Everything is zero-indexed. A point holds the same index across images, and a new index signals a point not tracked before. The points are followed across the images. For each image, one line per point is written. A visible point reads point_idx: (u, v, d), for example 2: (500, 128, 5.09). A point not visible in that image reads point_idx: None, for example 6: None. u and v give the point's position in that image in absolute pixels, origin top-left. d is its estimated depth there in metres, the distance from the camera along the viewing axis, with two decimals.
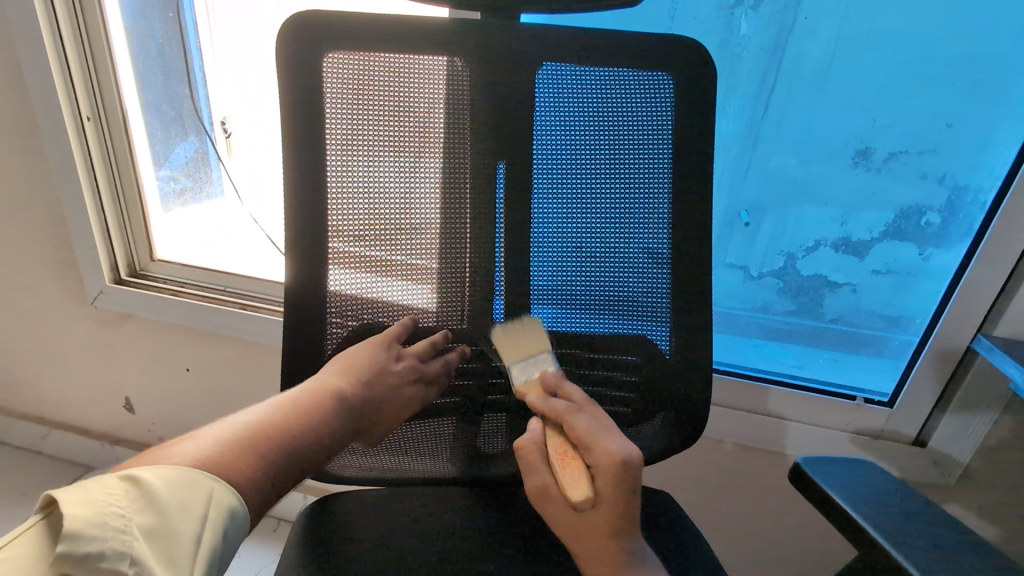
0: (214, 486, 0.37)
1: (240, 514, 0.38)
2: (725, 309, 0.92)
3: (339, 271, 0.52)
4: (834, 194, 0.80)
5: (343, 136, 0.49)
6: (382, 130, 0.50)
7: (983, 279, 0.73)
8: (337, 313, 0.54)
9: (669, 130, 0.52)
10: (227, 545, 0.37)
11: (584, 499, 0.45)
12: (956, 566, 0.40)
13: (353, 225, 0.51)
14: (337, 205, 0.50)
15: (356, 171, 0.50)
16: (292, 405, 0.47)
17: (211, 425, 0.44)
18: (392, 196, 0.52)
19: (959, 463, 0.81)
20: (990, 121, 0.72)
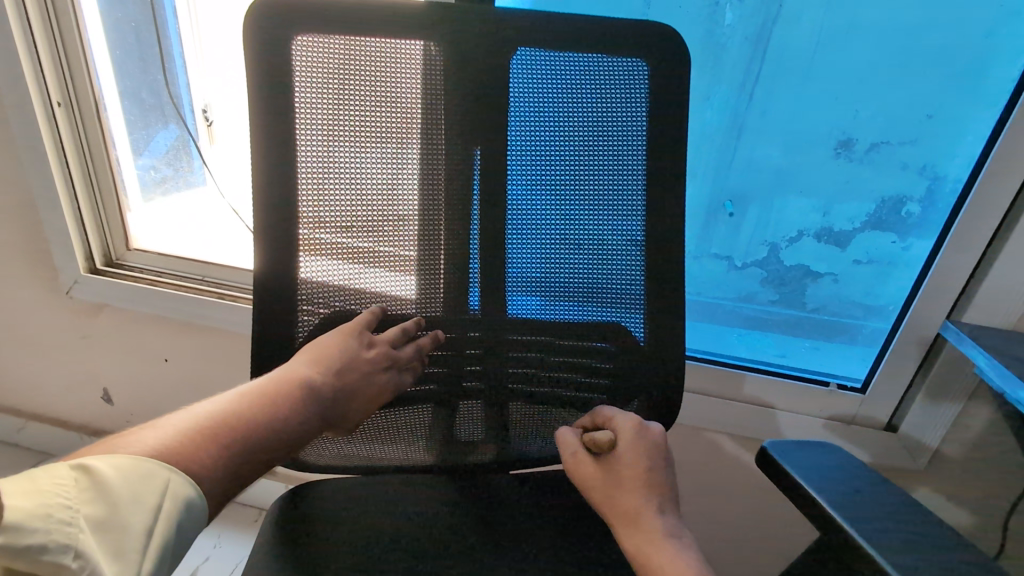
0: (172, 476, 0.37)
1: (198, 503, 0.38)
2: (705, 298, 0.93)
3: (311, 259, 0.51)
4: (816, 185, 0.81)
5: (317, 122, 0.49)
6: (358, 117, 0.49)
7: (953, 269, 0.74)
8: (309, 301, 0.53)
9: (645, 117, 0.52)
10: (183, 536, 0.37)
11: (605, 442, 0.51)
12: (916, 544, 0.41)
13: (325, 212, 0.50)
14: (312, 193, 0.50)
15: (331, 158, 0.50)
16: (259, 393, 0.47)
17: (172, 413, 0.44)
18: (369, 183, 0.51)
19: (930, 447, 0.83)
20: (970, 112, 0.72)
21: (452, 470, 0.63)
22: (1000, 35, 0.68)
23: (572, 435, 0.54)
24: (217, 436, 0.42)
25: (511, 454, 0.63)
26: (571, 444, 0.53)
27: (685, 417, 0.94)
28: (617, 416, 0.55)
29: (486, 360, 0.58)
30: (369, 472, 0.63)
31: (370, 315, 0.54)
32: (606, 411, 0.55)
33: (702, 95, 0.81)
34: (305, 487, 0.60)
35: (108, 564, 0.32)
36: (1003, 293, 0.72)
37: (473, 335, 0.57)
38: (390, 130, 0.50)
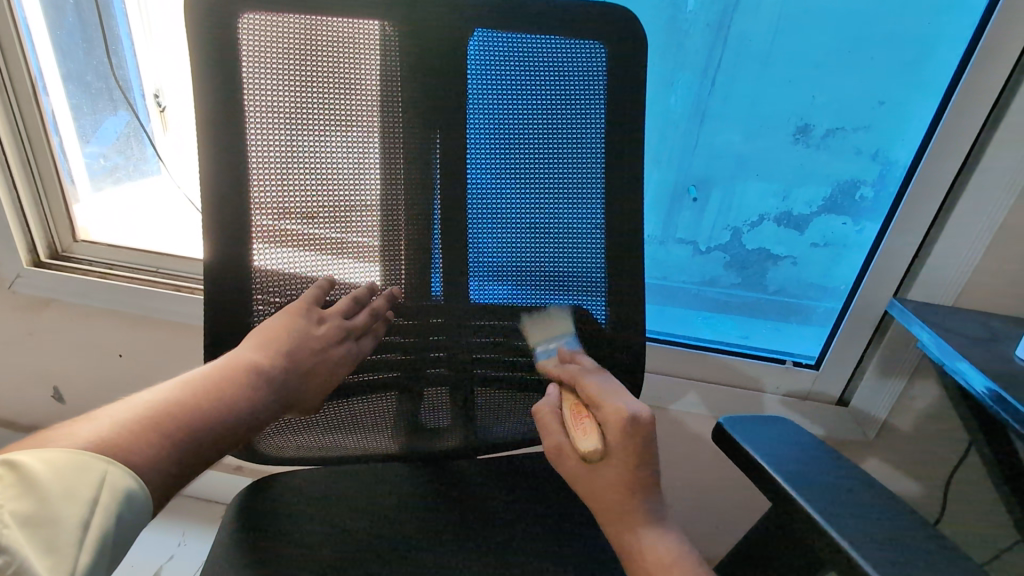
0: (115, 470, 0.36)
1: (145, 499, 0.37)
2: (668, 282, 0.94)
3: (265, 247, 0.50)
4: (776, 170, 0.83)
5: (267, 104, 0.47)
6: (312, 99, 0.48)
7: (898, 249, 0.77)
8: (264, 290, 0.51)
9: (603, 102, 0.52)
10: (128, 532, 0.36)
11: (593, 450, 0.47)
12: (859, 510, 0.43)
13: (278, 199, 0.49)
14: (266, 178, 0.48)
15: (285, 142, 0.48)
16: (205, 385, 0.45)
17: (107, 406, 0.42)
18: (326, 169, 0.50)
19: (879, 420, 0.86)
20: (917, 99, 0.75)
21: (417, 458, 0.63)
22: (943, 24, 0.71)
23: (553, 418, 0.53)
24: (158, 426, 0.40)
25: (477, 440, 0.63)
26: (554, 432, 0.52)
27: (648, 398, 0.96)
28: (599, 376, 0.54)
29: (449, 346, 0.58)
30: (331, 460, 0.62)
31: (315, 290, 0.53)
32: (592, 382, 0.52)
33: (667, 82, 0.81)
34: (263, 482, 0.59)
35: (39, 560, 0.31)
36: (943, 271, 0.76)
37: (434, 321, 0.57)
38: (346, 113, 0.49)
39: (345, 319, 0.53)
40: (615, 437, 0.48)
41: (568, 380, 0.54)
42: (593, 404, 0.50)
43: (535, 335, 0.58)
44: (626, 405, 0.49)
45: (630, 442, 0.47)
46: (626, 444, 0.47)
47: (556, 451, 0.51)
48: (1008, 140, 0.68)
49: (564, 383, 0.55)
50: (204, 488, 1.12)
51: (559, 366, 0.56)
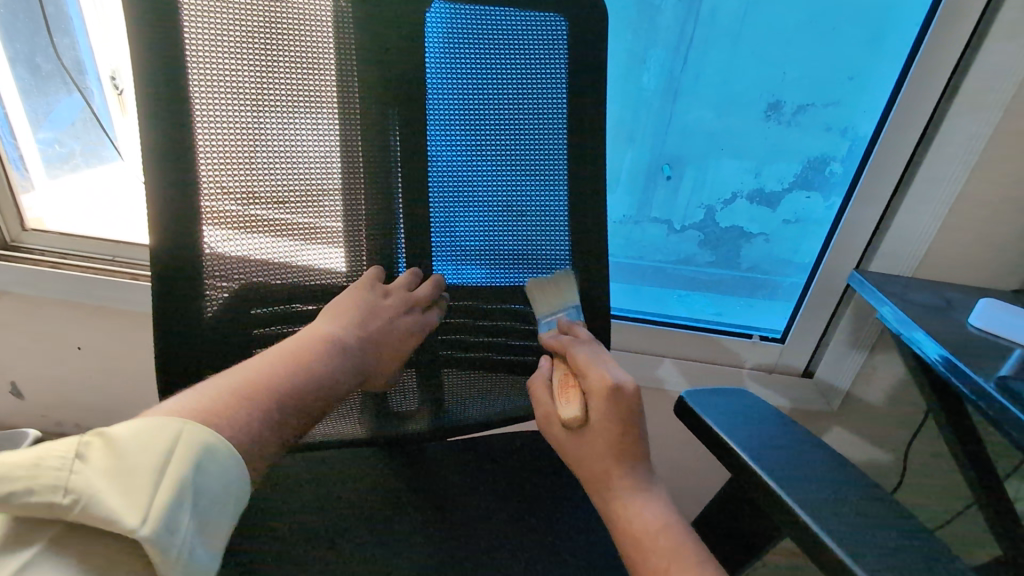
0: (209, 433, 0.35)
1: (239, 470, 0.36)
2: (641, 262, 0.95)
3: (218, 231, 0.47)
4: (748, 148, 0.83)
5: (214, 77, 0.44)
6: (263, 73, 0.45)
7: (859, 222, 0.79)
8: (218, 275, 0.49)
9: (566, 78, 0.51)
10: (223, 498, 0.34)
11: (573, 417, 0.48)
12: (816, 478, 0.44)
13: (229, 180, 0.46)
14: (215, 157, 0.46)
15: (232, 120, 0.45)
16: (295, 360, 0.45)
17: (216, 378, 0.41)
18: (279, 148, 0.47)
19: (841, 390, 0.89)
20: (883, 73, 0.75)
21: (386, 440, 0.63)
22: None
23: (543, 385, 0.54)
24: (255, 395, 0.41)
25: (447, 422, 0.63)
26: (544, 401, 0.53)
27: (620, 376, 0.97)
28: (590, 346, 0.53)
29: None
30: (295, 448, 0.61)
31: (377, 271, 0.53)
32: (579, 350, 0.52)
33: (640, 59, 0.80)
34: None
35: (115, 504, 0.29)
36: (903, 243, 0.77)
37: None
38: (299, 89, 0.46)
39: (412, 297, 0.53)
40: (597, 406, 0.48)
41: (560, 351, 0.54)
42: (579, 371, 0.51)
43: (542, 301, 0.56)
44: (610, 373, 0.49)
45: (611, 410, 0.48)
46: (608, 412, 0.48)
47: (546, 418, 0.53)
48: (966, 112, 0.69)
49: (557, 356, 0.55)
50: None
51: (555, 335, 0.56)
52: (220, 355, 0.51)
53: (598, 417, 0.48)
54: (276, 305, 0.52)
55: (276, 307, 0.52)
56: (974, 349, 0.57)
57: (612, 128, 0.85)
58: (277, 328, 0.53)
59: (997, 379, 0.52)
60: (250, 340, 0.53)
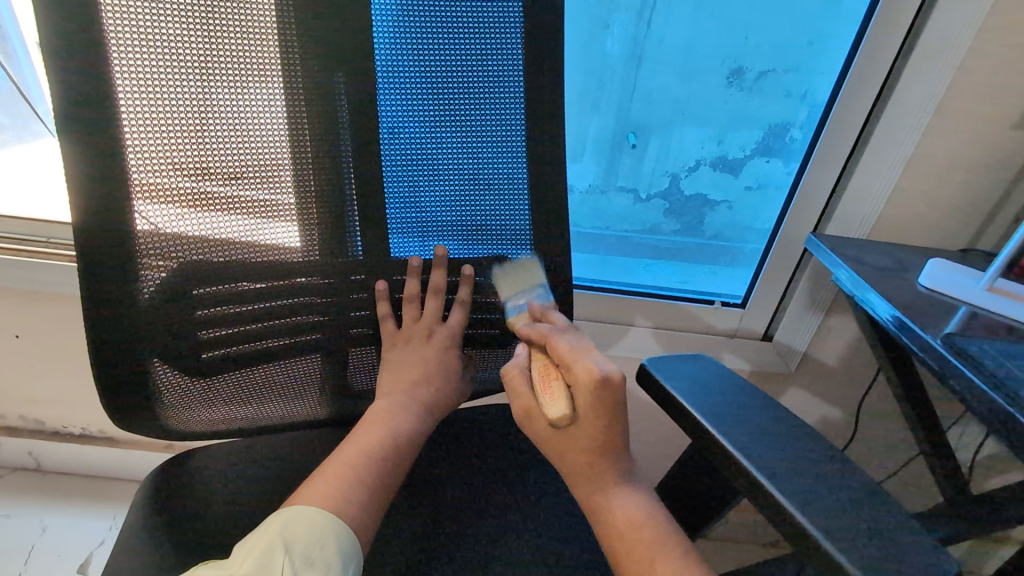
0: (295, 507, 0.45)
1: (330, 521, 0.45)
2: (606, 230, 0.94)
3: (151, 208, 0.42)
4: (711, 114, 0.82)
5: (134, 28, 0.38)
6: (193, 24, 0.39)
7: (816, 188, 0.80)
8: (153, 256, 0.44)
9: (521, 43, 0.49)
10: (322, 540, 0.43)
11: (561, 416, 0.48)
12: (772, 439, 0.45)
13: (161, 148, 0.41)
14: (143, 123, 0.40)
15: (159, 79, 0.40)
16: (363, 443, 0.52)
17: (308, 483, 0.49)
18: (216, 113, 0.42)
19: (799, 351, 0.92)
20: (842, 37, 0.75)
21: (349, 416, 0.62)
22: None
23: (523, 383, 0.52)
24: (355, 469, 0.50)
25: None
26: (525, 397, 0.52)
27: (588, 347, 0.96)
28: (570, 335, 0.53)
29: (375, 306, 0.55)
30: (254, 428, 0.59)
31: (387, 322, 0.56)
32: (561, 342, 0.51)
33: (603, 22, 0.77)
34: (179, 462, 0.56)
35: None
36: (858, 207, 0.79)
37: (356, 278, 0.52)
38: (236, 46, 0.41)
39: (431, 317, 0.57)
40: (585, 405, 0.47)
41: (539, 339, 0.53)
42: (564, 364, 0.50)
43: (507, 285, 0.57)
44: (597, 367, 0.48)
45: (598, 409, 0.47)
46: (594, 411, 0.47)
47: (524, 413, 0.52)
48: (918, 76, 0.69)
49: (535, 344, 0.54)
50: (133, 469, 1.08)
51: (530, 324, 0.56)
52: (164, 342, 0.47)
53: (586, 417, 0.48)
54: (224, 285, 0.48)
55: (225, 287, 0.48)
56: (923, 307, 0.59)
57: (575, 94, 0.82)
58: (228, 309, 0.49)
59: (944, 336, 0.54)
60: (198, 324, 0.48)
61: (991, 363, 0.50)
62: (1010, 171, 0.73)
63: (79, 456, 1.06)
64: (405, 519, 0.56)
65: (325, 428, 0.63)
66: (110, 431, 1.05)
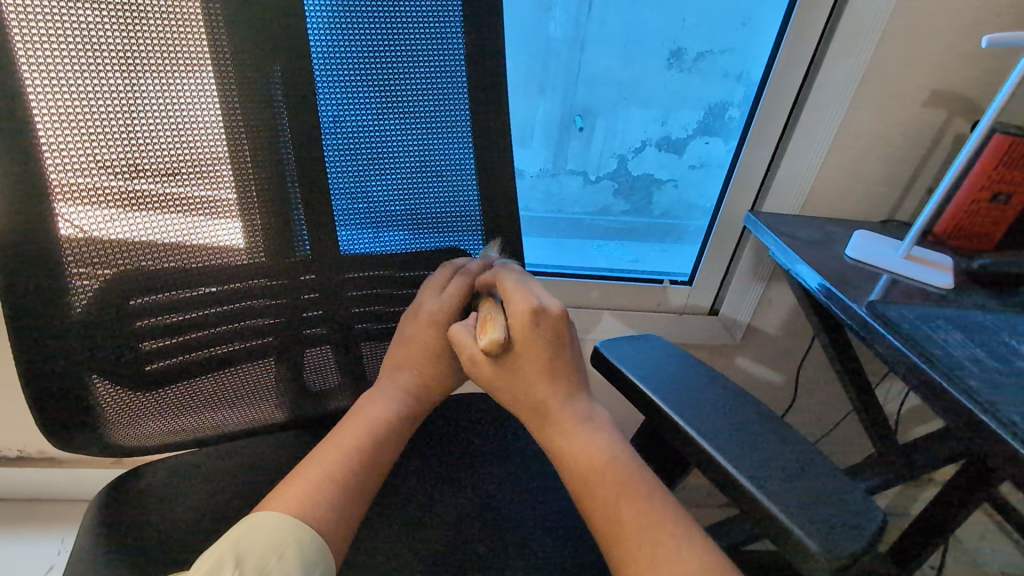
0: (258, 515, 0.43)
1: (295, 528, 0.43)
2: (558, 213, 0.95)
3: (75, 210, 0.39)
4: (653, 95, 0.84)
5: (39, 17, 0.35)
6: (108, 12, 0.37)
7: (753, 165, 0.83)
8: (82, 263, 0.41)
9: (461, 32, 0.49)
10: (281, 549, 0.41)
11: (492, 343, 0.47)
12: (719, 411, 0.48)
13: (80, 146, 0.38)
14: (59, 120, 0.37)
15: (73, 71, 0.37)
16: None
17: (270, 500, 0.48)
18: (141, 105, 0.39)
19: (742, 323, 0.97)
20: (772, 16, 0.78)
21: (308, 418, 0.61)
22: None
23: (468, 332, 0.51)
24: None
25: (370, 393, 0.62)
26: (467, 345, 0.50)
27: None
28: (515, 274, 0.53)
29: (326, 304, 0.54)
30: (207, 439, 0.57)
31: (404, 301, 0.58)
32: (504, 278, 0.51)
33: (544, 6, 0.77)
34: (128, 483, 0.54)
35: None
36: (791, 183, 0.83)
37: (307, 278, 0.51)
38: (160, 34, 0.39)
39: (451, 295, 0.54)
40: (518, 328, 0.48)
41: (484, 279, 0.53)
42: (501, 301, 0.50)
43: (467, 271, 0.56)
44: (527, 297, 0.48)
45: (534, 332, 0.49)
46: (531, 334, 0.49)
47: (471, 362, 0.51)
48: (841, 55, 0.73)
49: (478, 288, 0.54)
50: (81, 488, 1.03)
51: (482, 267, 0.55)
52: (103, 359, 0.45)
53: (520, 335, 0.48)
54: (163, 294, 0.46)
55: (166, 295, 0.46)
56: (851, 276, 0.64)
57: (521, 78, 0.82)
58: (170, 318, 0.47)
59: (868, 303, 0.58)
60: (137, 335, 0.46)
61: (910, 326, 0.54)
62: (924, 146, 0.79)
63: (17, 480, 1.00)
64: (374, 511, 0.56)
65: (283, 430, 0.62)
66: (50, 451, 0.98)
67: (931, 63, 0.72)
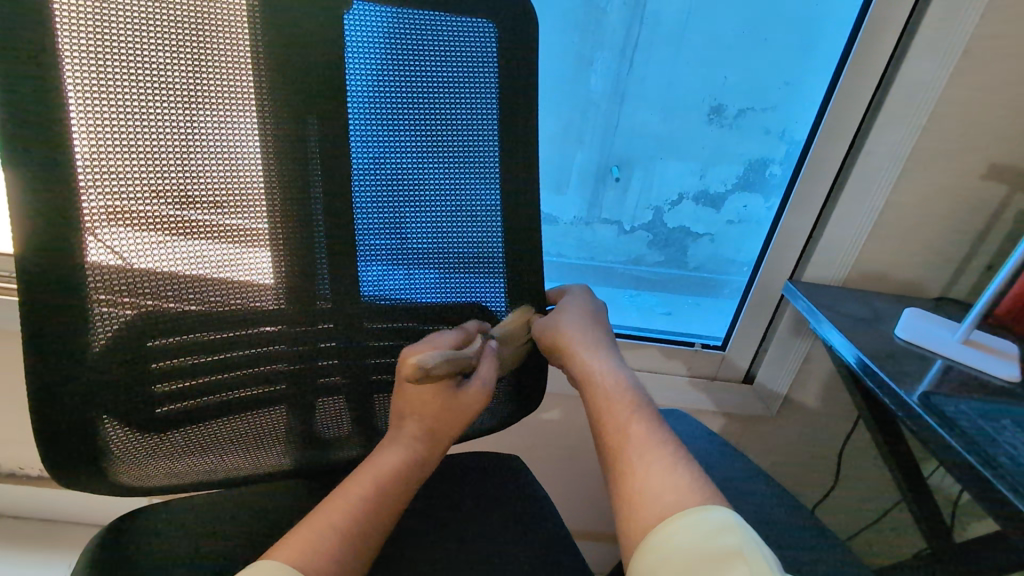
0: (267, 561, 0.39)
1: None
2: (589, 262, 0.93)
3: (104, 235, 0.40)
4: (692, 150, 0.83)
5: (92, 55, 0.37)
6: (158, 54, 0.38)
7: (795, 230, 0.79)
8: (105, 289, 0.41)
9: (495, 89, 0.49)
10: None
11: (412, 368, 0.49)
12: None
13: (114, 174, 0.39)
14: (100, 150, 0.38)
15: (119, 103, 0.38)
16: None
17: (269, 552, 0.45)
18: (183, 138, 0.40)
19: (780, 395, 0.92)
20: (818, 78, 0.76)
21: (314, 467, 0.59)
22: (828, 5, 0.72)
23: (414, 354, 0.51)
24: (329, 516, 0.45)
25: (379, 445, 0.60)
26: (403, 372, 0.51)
27: (556, 389, 0.90)
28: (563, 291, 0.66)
29: (343, 354, 0.53)
30: (214, 483, 0.56)
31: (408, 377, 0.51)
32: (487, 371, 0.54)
33: (585, 62, 0.78)
34: (126, 525, 0.52)
35: None
36: (836, 251, 0.79)
37: (326, 326, 0.51)
38: (208, 75, 0.40)
39: (431, 345, 0.51)
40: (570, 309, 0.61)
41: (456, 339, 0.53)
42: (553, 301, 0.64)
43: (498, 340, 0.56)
44: (433, 359, 0.49)
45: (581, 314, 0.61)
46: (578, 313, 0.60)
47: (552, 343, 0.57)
48: (893, 123, 0.70)
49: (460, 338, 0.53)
50: (92, 512, 1.02)
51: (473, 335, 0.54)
52: (114, 398, 0.45)
53: (569, 313, 0.60)
54: (181, 336, 0.46)
55: (184, 336, 0.46)
56: (898, 359, 0.60)
57: (557, 130, 0.83)
58: (186, 361, 0.47)
59: (920, 393, 0.53)
60: (152, 377, 0.46)
61: (968, 425, 0.50)
62: (982, 219, 0.74)
63: (32, 497, 1.00)
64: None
65: (290, 477, 0.60)
66: None
67: (988, 137, 0.69)
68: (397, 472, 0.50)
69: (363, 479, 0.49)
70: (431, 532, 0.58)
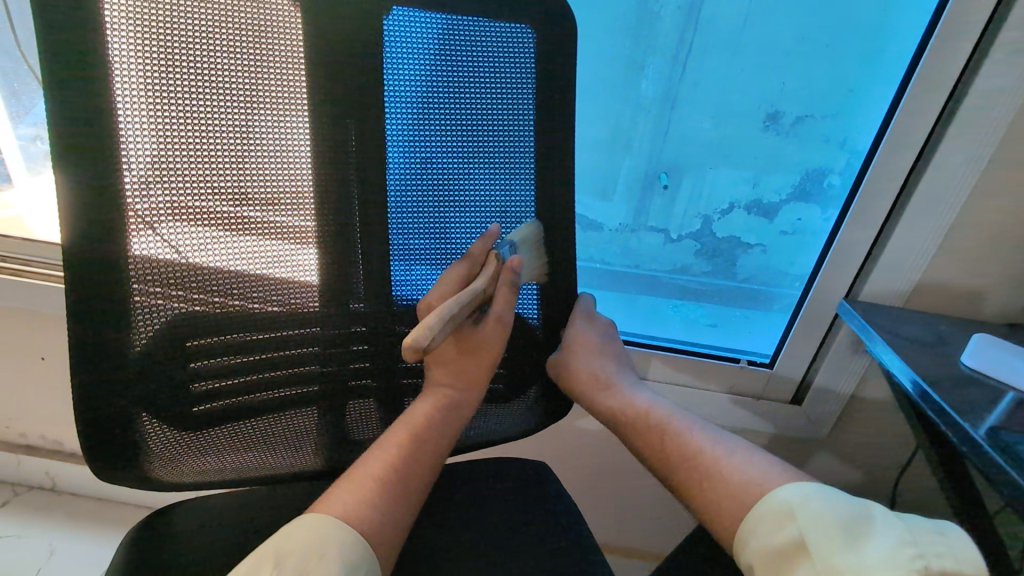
0: (308, 516, 0.42)
1: (341, 534, 0.41)
2: (631, 270, 0.91)
3: (150, 237, 0.42)
4: (743, 157, 0.80)
5: (141, 64, 0.38)
6: (203, 63, 0.39)
7: (855, 245, 0.74)
8: (152, 288, 0.43)
9: (533, 94, 0.49)
10: (321, 551, 0.40)
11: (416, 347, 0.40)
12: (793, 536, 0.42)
13: (161, 178, 0.41)
14: (148, 156, 0.40)
15: (167, 110, 0.39)
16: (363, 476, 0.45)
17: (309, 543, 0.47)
18: (230, 141, 0.41)
19: (829, 420, 0.86)
20: (885, 84, 0.71)
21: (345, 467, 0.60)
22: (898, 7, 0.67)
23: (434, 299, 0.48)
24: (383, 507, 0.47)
25: None
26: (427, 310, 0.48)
27: None
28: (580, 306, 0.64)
29: (374, 358, 0.53)
30: (248, 480, 0.58)
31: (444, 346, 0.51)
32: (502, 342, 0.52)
33: (633, 66, 0.76)
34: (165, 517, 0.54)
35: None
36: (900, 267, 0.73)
37: (359, 329, 0.51)
38: (252, 83, 0.41)
39: (448, 287, 0.49)
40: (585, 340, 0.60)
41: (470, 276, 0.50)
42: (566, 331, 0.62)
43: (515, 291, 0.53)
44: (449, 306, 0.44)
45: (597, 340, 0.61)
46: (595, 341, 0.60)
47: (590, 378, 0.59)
48: (968, 133, 0.65)
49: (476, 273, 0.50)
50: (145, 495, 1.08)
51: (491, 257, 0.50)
52: (159, 392, 0.47)
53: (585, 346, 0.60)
54: (220, 335, 0.47)
55: (223, 335, 0.47)
56: (966, 389, 0.54)
57: (602, 136, 0.81)
58: (225, 360, 0.48)
59: (987, 427, 0.49)
60: (193, 373, 0.47)
61: None
62: None
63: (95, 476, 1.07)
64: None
65: (321, 477, 0.61)
66: None
67: None
68: (429, 418, 0.50)
69: (396, 431, 0.49)
70: (456, 538, 0.57)
